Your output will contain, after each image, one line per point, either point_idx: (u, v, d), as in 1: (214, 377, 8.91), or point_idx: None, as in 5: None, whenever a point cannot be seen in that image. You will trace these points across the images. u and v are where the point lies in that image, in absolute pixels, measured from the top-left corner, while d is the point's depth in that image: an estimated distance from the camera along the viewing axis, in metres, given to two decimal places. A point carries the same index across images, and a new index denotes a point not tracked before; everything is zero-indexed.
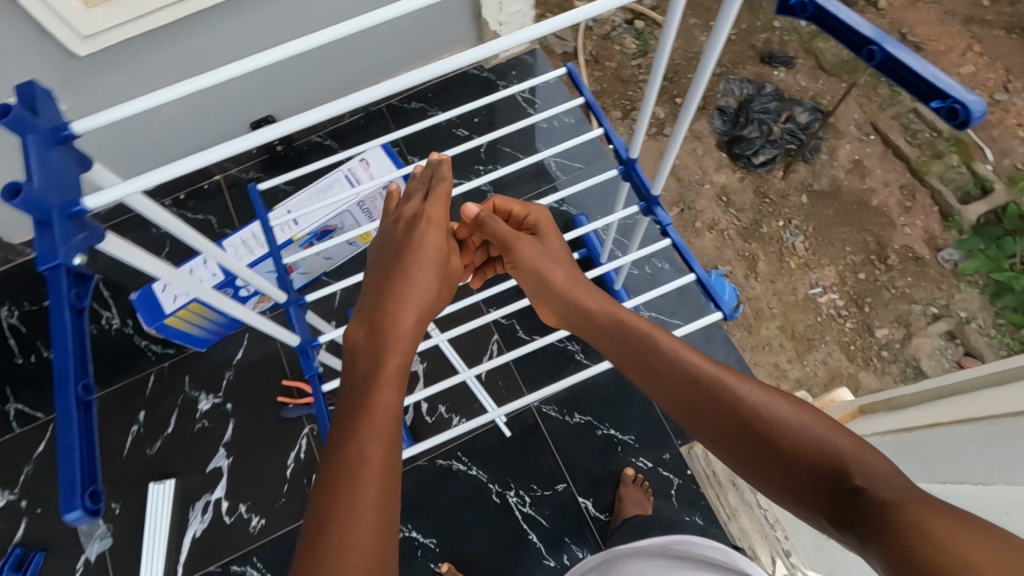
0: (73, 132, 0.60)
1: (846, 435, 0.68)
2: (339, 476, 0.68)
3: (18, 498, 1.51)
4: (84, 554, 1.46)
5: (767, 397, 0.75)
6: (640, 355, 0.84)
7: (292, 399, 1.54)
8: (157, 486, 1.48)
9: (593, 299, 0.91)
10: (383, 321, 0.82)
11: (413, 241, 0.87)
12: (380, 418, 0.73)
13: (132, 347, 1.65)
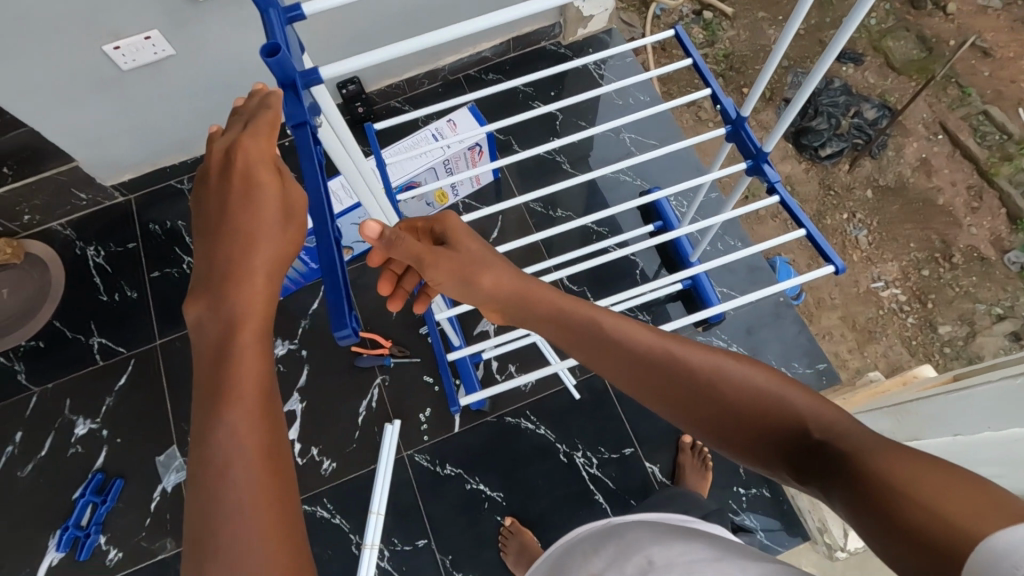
0: (302, 14, 0.70)
1: (800, 392, 0.63)
2: (213, 447, 0.55)
3: (100, 427, 1.56)
4: (161, 484, 1.50)
5: (714, 362, 0.68)
6: (593, 337, 0.74)
7: (365, 349, 1.57)
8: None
9: (545, 295, 0.76)
10: (226, 297, 0.60)
11: (242, 214, 0.62)
12: (249, 412, 0.56)
13: None
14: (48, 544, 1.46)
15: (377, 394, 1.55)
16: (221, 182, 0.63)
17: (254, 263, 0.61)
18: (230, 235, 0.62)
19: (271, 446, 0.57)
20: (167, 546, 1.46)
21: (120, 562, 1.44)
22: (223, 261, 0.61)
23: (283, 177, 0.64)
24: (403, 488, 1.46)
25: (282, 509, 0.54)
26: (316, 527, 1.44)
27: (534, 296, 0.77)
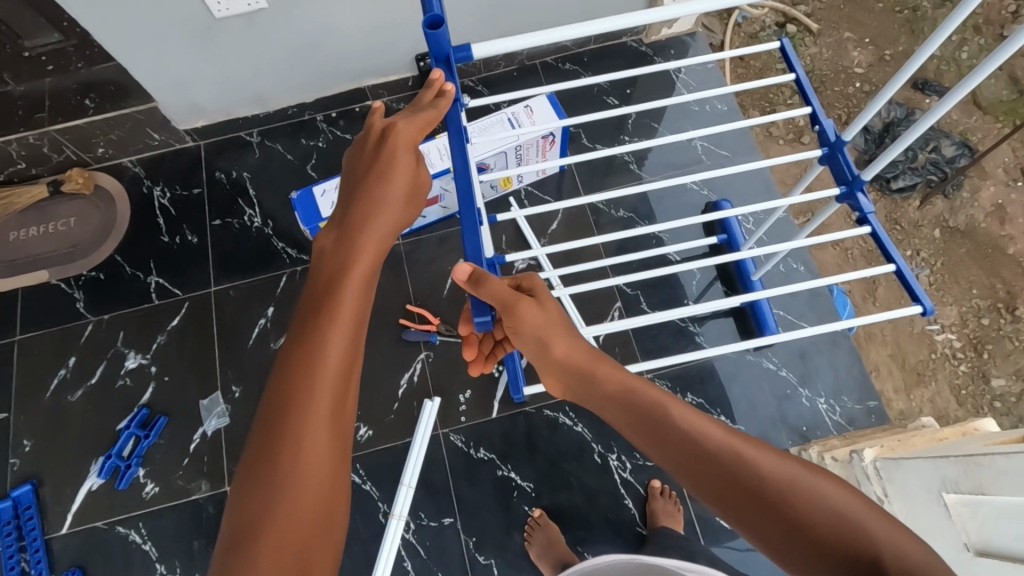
0: None
1: (887, 524, 0.60)
2: (305, 353, 0.70)
3: (149, 364, 1.61)
4: (202, 427, 1.54)
5: (794, 474, 0.65)
6: (653, 417, 0.73)
7: (414, 323, 1.59)
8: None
9: (614, 375, 0.77)
10: (346, 240, 0.79)
11: (375, 180, 0.83)
12: (332, 354, 0.70)
13: (269, 247, 1.72)
14: (90, 469, 1.51)
15: (420, 368, 1.56)
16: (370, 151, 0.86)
17: (373, 220, 0.81)
18: (363, 199, 0.82)
19: (348, 367, 0.71)
20: (201, 488, 1.49)
21: (155, 497, 1.49)
22: (355, 214, 0.81)
23: (414, 169, 0.86)
24: (436, 465, 1.48)
25: (338, 417, 0.69)
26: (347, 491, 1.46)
27: (599, 373, 0.77)
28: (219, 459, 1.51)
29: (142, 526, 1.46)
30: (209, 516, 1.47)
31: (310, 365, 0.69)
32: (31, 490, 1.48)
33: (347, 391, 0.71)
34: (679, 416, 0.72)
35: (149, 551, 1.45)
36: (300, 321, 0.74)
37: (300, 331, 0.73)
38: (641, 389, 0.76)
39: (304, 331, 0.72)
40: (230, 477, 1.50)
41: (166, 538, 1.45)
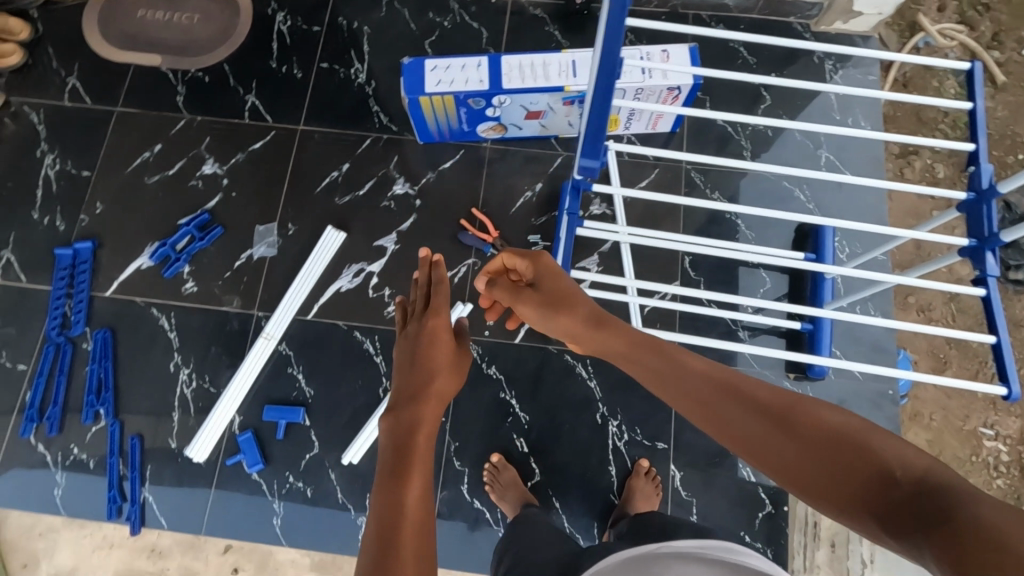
0: None
1: (870, 427, 0.65)
2: (386, 512, 0.80)
3: (222, 175, 1.66)
4: (250, 250, 1.60)
5: (778, 396, 0.74)
6: (678, 387, 0.84)
7: (471, 228, 1.58)
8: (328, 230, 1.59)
9: (620, 335, 0.93)
10: (424, 394, 1.02)
11: (432, 342, 1.12)
12: (413, 508, 0.80)
13: (364, 107, 1.72)
14: (144, 250, 1.60)
15: (463, 272, 1.57)
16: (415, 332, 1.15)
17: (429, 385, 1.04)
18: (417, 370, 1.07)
19: (424, 517, 0.80)
20: (233, 303, 1.56)
21: (191, 296, 1.57)
22: (410, 386, 1.05)
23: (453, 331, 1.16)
24: None
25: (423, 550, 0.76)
26: (359, 356, 1.52)
27: (612, 325, 0.94)
28: (256, 284, 1.57)
29: (173, 317, 1.56)
30: (230, 329, 1.54)
31: (393, 529, 0.77)
32: (91, 248, 1.59)
33: (428, 541, 0.78)
34: (684, 360, 0.86)
35: (171, 339, 1.54)
36: (380, 489, 0.84)
37: (383, 494, 0.83)
38: (659, 367, 0.88)
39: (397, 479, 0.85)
40: (259, 303, 1.56)
41: (189, 334, 1.54)
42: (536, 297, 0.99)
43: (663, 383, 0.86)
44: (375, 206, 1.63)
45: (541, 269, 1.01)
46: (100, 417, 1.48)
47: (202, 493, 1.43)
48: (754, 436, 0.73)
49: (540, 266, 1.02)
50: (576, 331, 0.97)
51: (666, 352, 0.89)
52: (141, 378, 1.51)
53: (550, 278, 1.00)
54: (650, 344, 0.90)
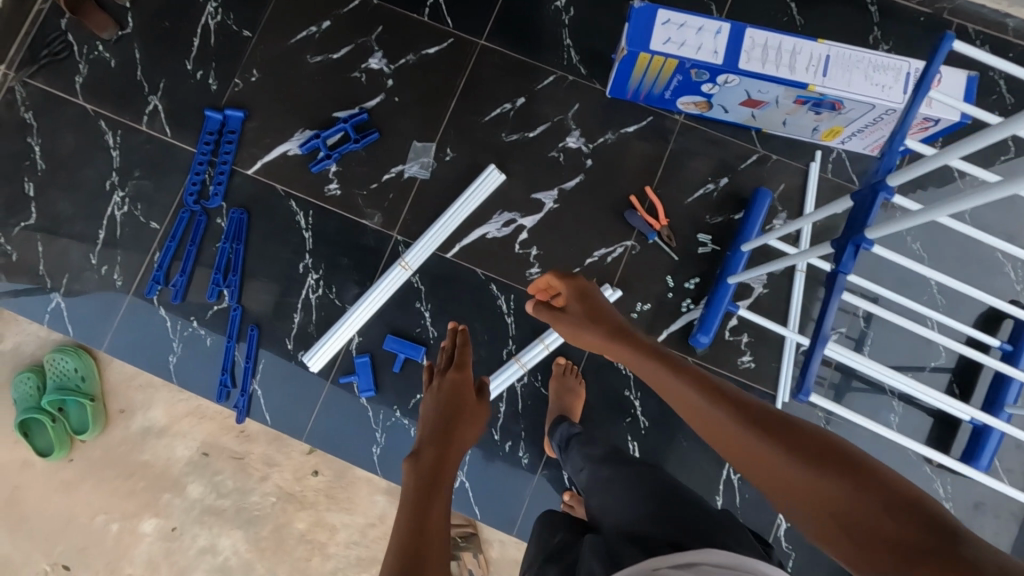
0: None
1: (865, 461, 0.69)
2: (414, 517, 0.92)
3: (388, 74, 1.51)
4: (402, 166, 1.48)
5: (778, 414, 0.78)
6: (679, 397, 0.88)
7: (640, 209, 1.44)
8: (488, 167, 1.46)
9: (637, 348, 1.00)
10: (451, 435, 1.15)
11: (457, 397, 1.22)
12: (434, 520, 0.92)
13: (557, 36, 1.51)
14: (292, 136, 1.49)
15: (619, 253, 1.44)
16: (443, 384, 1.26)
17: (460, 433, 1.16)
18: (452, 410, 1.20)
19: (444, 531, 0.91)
20: (374, 218, 1.47)
21: (332, 199, 1.48)
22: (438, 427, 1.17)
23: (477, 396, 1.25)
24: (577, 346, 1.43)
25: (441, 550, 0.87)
26: (491, 311, 1.44)
27: (631, 340, 1.03)
28: (401, 205, 1.47)
29: (310, 215, 1.48)
30: (367, 245, 1.46)
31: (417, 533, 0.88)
32: (241, 119, 1.48)
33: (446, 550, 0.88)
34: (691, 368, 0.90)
35: (305, 239, 1.47)
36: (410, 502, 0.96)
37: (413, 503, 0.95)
38: (665, 375, 0.91)
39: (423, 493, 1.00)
40: (400, 226, 1.47)
41: (323, 239, 1.47)
42: (579, 324, 1.14)
43: (670, 391, 0.90)
44: (543, 154, 1.48)
45: (584, 298, 1.15)
46: (224, 299, 1.45)
47: (309, 403, 1.42)
48: (750, 454, 0.75)
49: (581, 297, 1.16)
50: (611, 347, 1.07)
51: (675, 362, 0.92)
52: (268, 271, 1.46)
53: (589, 307, 1.14)
54: (662, 354, 0.96)
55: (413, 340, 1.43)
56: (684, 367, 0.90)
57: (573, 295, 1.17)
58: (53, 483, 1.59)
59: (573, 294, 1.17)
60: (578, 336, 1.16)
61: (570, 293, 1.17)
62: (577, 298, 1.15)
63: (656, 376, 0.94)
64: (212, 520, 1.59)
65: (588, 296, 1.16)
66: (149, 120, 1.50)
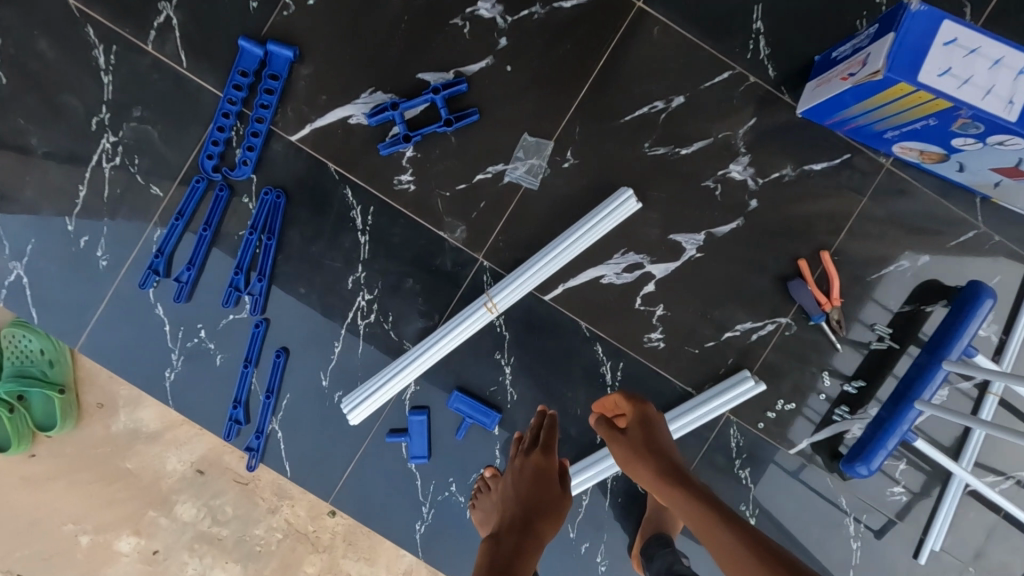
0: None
1: None
2: None
3: (502, 30, 1.07)
4: (503, 166, 1.08)
5: None
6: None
7: (810, 280, 1.08)
8: (621, 188, 1.07)
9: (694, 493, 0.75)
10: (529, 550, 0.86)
11: (539, 488, 0.94)
12: None
13: (744, 15, 1.08)
14: (358, 98, 1.08)
15: (768, 330, 1.11)
16: (524, 467, 0.97)
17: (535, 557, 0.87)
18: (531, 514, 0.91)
19: None
20: (456, 232, 1.09)
21: (403, 196, 1.09)
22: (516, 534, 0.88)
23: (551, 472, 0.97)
24: (690, 440, 1.12)
25: None
26: (590, 379, 1.11)
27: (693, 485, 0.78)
28: (494, 220, 1.09)
29: (371, 213, 1.09)
30: (442, 267, 1.10)
31: None
32: (289, 62, 1.05)
33: None
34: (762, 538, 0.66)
35: (361, 245, 1.10)
36: None
37: None
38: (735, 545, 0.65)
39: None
40: (488, 249, 1.09)
41: (386, 249, 1.10)
42: (635, 452, 0.87)
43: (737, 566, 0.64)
44: (696, 183, 1.09)
45: (649, 426, 0.90)
46: (244, 307, 1.09)
47: (341, 459, 1.10)
48: None
49: (648, 423, 0.91)
50: (657, 488, 0.81)
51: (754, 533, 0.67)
52: (307, 280, 1.10)
53: (650, 439, 0.89)
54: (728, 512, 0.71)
55: (485, 403, 1.10)
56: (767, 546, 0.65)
57: (639, 418, 0.92)
58: (9, 480, 1.28)
59: (640, 418, 0.92)
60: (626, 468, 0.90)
61: (637, 418, 0.92)
62: (644, 423, 0.91)
63: (721, 546, 0.67)
64: (205, 549, 1.32)
65: (654, 424, 0.91)
66: (157, 39, 1.06)
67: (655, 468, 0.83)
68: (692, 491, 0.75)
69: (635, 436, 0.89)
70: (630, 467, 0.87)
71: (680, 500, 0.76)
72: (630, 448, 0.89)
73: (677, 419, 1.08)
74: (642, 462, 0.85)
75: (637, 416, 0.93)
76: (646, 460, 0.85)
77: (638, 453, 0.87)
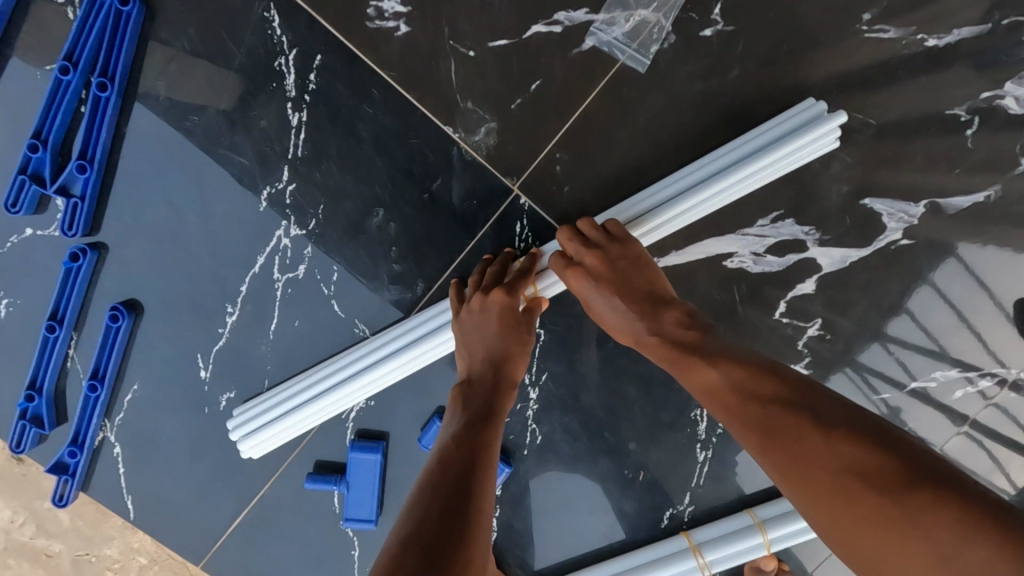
0: None
1: None
2: None
3: None
4: (591, 14, 0.57)
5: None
6: (856, 516, 0.33)
7: None
8: (819, 106, 0.55)
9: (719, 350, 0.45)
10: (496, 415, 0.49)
11: (511, 331, 0.53)
12: None
13: None
14: None
15: (978, 386, 0.62)
16: (485, 307, 0.53)
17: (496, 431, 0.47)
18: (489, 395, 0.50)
19: None
20: (477, 134, 0.58)
21: (387, 45, 0.58)
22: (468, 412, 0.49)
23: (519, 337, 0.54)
24: (815, 542, 0.65)
25: None
26: (669, 425, 0.64)
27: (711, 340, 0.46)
28: (551, 121, 0.58)
29: (315, 69, 0.58)
30: (441, 195, 0.59)
31: None
32: None
33: None
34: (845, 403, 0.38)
35: (293, 130, 0.59)
36: None
37: None
38: (816, 444, 0.36)
39: (448, 547, 0.35)
40: (531, 170, 0.58)
41: (339, 146, 0.59)
42: (610, 304, 0.52)
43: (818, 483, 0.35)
44: (927, 111, 0.59)
45: (630, 256, 0.52)
46: (56, 218, 0.60)
47: (220, 505, 0.62)
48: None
49: (612, 253, 0.52)
50: (641, 336, 0.50)
51: (848, 412, 0.37)
52: (187, 182, 0.60)
53: (633, 275, 0.52)
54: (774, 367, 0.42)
55: None
56: (879, 434, 0.36)
57: (589, 249, 0.53)
58: None
59: (604, 253, 0.53)
60: (595, 309, 0.53)
61: (586, 249, 0.53)
62: (616, 255, 0.52)
63: (759, 411, 0.39)
64: None
65: (633, 244, 0.53)
66: None
67: (649, 319, 0.50)
68: (717, 346, 0.45)
69: (603, 280, 0.51)
70: (607, 322, 0.53)
71: (678, 348, 0.46)
72: (598, 301, 0.52)
73: None
74: (620, 314, 0.51)
75: (582, 249, 0.53)
76: (633, 308, 0.51)
77: (617, 308, 0.52)
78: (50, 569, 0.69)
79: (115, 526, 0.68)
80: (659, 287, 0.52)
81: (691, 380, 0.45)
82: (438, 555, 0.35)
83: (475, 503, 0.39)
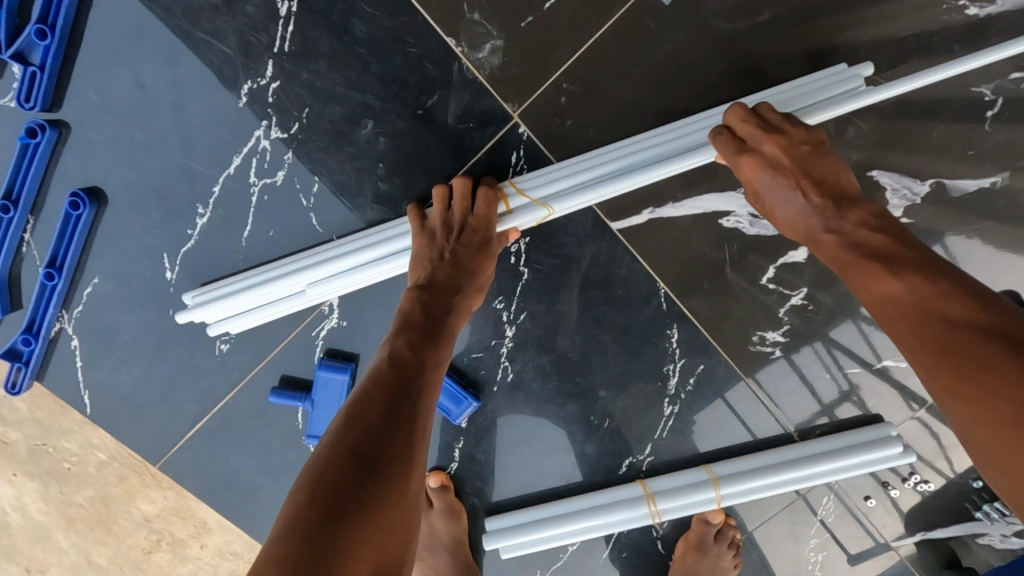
0: None
1: None
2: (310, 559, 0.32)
3: None
4: None
5: None
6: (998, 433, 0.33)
7: None
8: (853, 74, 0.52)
9: (896, 258, 0.43)
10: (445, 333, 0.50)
11: (474, 257, 0.53)
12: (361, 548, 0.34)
13: None
14: None
15: None
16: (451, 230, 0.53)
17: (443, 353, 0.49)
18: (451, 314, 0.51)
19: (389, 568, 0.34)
20: (482, 51, 0.54)
21: None
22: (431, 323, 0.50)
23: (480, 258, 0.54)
24: (762, 501, 0.68)
25: None
26: (642, 378, 0.64)
27: (885, 247, 0.44)
28: (562, 46, 0.54)
29: None
30: (436, 113, 0.55)
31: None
32: None
33: None
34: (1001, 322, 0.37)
35: (281, 20, 0.54)
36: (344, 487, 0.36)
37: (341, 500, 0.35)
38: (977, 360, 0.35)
39: (395, 445, 0.39)
40: (533, 96, 0.55)
41: (332, 45, 0.54)
42: (798, 194, 0.49)
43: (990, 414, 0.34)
44: (954, 86, 0.57)
45: (815, 146, 0.50)
46: (13, 87, 0.56)
47: (181, 409, 0.61)
48: None
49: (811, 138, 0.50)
50: (810, 232, 0.48)
51: None
52: (160, 65, 0.55)
53: (817, 169, 0.49)
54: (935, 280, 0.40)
55: (455, 375, 0.65)
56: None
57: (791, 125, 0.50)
58: None
59: (786, 138, 0.49)
60: (765, 193, 0.50)
61: (762, 133, 0.49)
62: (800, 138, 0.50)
63: (912, 327, 0.39)
64: None
65: (817, 133, 0.50)
66: None
67: (831, 221, 0.47)
68: (888, 255, 0.43)
69: (781, 169, 0.49)
70: (780, 215, 0.50)
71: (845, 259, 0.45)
72: (773, 191, 0.50)
73: (774, 471, 0.61)
74: (804, 211, 0.48)
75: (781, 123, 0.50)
76: (816, 205, 0.48)
77: (802, 200, 0.49)
78: (5, 456, 0.68)
79: (73, 421, 0.67)
80: (847, 187, 0.49)
81: (868, 289, 0.43)
82: (367, 462, 0.38)
83: (410, 422, 0.41)
